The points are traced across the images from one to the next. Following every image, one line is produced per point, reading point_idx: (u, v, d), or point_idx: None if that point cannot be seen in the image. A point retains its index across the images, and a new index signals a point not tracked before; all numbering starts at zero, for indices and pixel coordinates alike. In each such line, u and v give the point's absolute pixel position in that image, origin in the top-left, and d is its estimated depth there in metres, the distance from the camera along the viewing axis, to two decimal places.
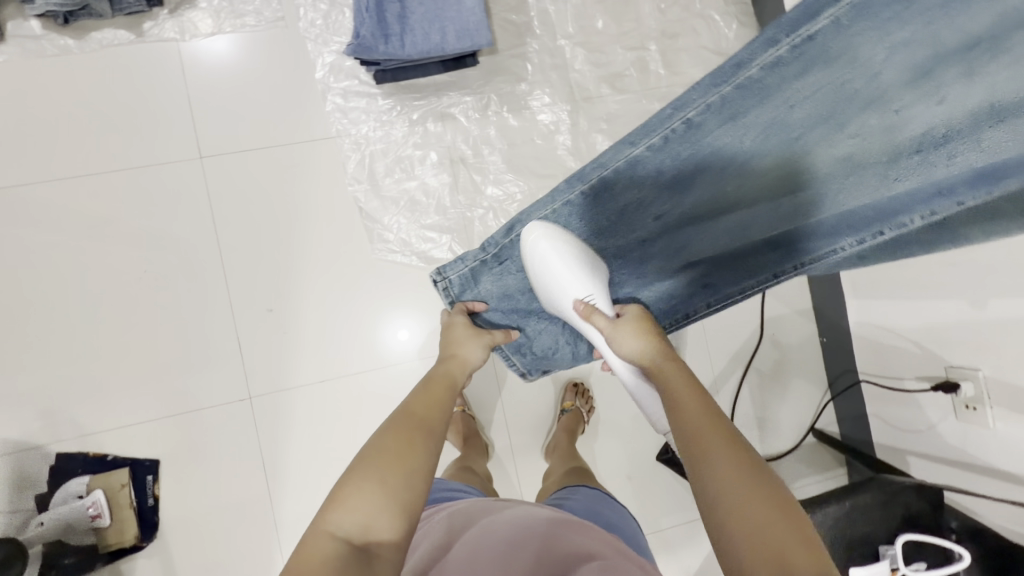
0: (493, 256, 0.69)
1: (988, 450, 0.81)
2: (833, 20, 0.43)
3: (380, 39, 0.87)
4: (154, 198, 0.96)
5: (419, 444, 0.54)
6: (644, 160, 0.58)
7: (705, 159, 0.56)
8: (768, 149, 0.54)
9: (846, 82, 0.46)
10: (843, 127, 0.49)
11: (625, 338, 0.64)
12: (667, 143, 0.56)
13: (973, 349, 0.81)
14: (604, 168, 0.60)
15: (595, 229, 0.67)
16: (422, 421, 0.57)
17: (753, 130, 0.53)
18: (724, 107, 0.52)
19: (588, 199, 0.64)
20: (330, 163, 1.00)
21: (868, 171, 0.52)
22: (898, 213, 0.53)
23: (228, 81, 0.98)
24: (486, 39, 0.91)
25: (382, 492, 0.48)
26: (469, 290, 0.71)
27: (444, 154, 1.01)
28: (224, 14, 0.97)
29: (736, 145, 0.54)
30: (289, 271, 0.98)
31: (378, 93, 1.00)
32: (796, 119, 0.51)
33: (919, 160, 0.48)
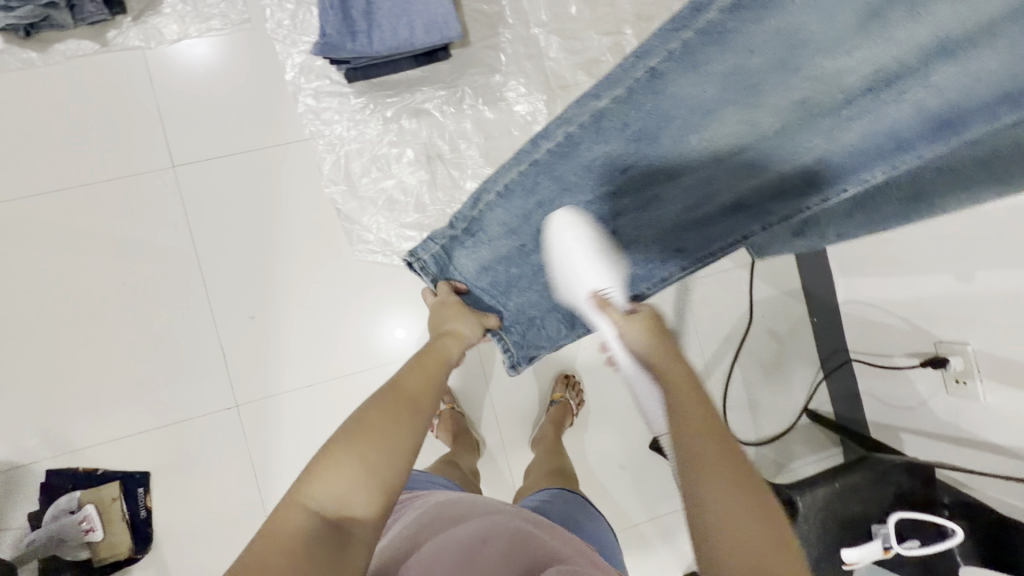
0: (465, 229, 0.63)
1: (979, 424, 0.80)
2: None
3: (346, 37, 0.85)
4: (128, 210, 0.95)
5: (409, 422, 0.52)
6: (610, 114, 0.49)
7: (656, 116, 0.48)
8: (733, 100, 0.46)
9: (802, 24, 0.39)
10: (799, 70, 0.42)
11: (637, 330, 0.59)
12: (631, 95, 0.47)
13: (962, 323, 0.80)
14: (570, 125, 0.52)
15: (567, 189, 0.58)
16: (415, 397, 0.55)
17: (713, 73, 0.44)
18: (686, 55, 0.44)
19: (556, 157, 0.54)
20: (306, 166, 0.99)
21: (827, 115, 0.44)
22: (875, 162, 0.45)
23: (197, 87, 0.97)
24: (456, 31, 0.89)
25: (364, 468, 0.47)
26: (447, 267, 0.67)
27: (420, 151, 1.00)
28: (189, 18, 0.95)
29: (696, 95, 0.46)
30: (271, 276, 0.98)
31: (350, 91, 0.98)
32: (756, 65, 0.43)
33: (871, 103, 0.42)
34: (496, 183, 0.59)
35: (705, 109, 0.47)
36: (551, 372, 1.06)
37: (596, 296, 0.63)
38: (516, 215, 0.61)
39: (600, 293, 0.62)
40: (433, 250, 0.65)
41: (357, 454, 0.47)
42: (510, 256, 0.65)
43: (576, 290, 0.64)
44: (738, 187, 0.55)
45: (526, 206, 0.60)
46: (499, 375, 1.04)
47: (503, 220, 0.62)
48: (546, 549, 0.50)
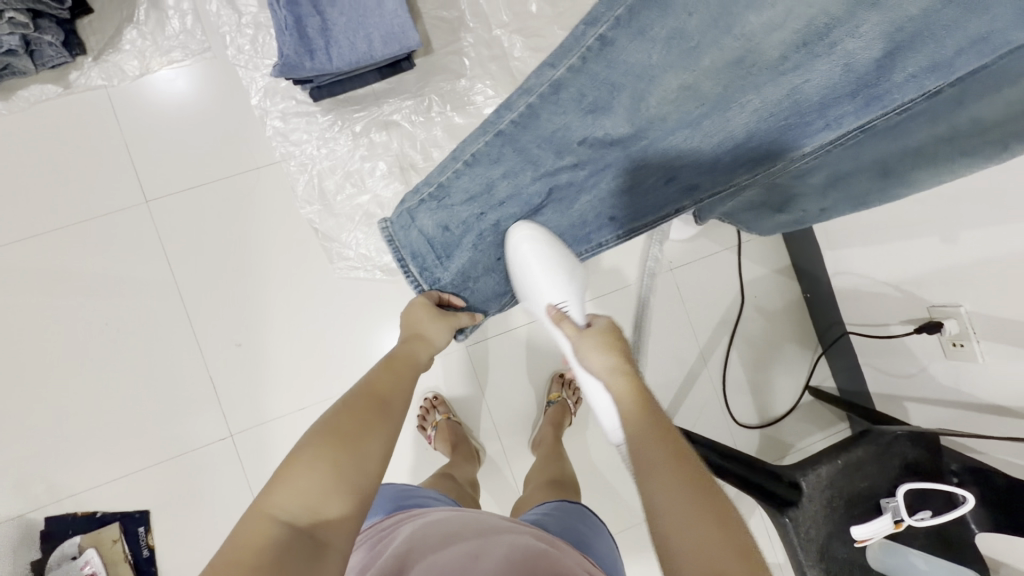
0: (432, 192, 0.62)
1: (980, 387, 0.79)
2: None
3: (305, 56, 0.85)
4: (105, 249, 0.95)
5: (376, 430, 0.52)
6: (565, 83, 0.54)
7: (618, 80, 0.53)
8: (676, 65, 0.51)
9: None
10: (730, 29, 0.48)
11: (591, 350, 0.60)
12: (584, 63, 0.52)
13: (953, 287, 0.78)
14: (529, 95, 0.55)
15: (528, 159, 0.61)
16: (381, 403, 0.55)
17: (661, 42, 0.50)
18: (632, 18, 0.49)
19: (516, 131, 0.58)
20: (279, 189, 0.98)
21: (763, 73, 0.50)
22: (806, 119, 0.55)
23: (163, 120, 0.96)
24: (415, 40, 0.89)
25: (332, 472, 0.47)
26: (410, 231, 0.65)
27: (393, 163, 0.99)
28: (150, 53, 0.96)
29: (643, 64, 0.52)
30: (254, 302, 0.97)
31: (317, 110, 0.97)
32: (694, 27, 0.49)
33: (806, 54, 0.48)
34: (464, 151, 0.60)
35: (642, 75, 0.53)
36: (547, 373, 1.04)
37: (552, 310, 0.65)
38: (481, 183, 0.62)
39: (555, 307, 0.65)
40: (398, 211, 0.64)
41: (323, 458, 0.47)
42: (471, 225, 0.65)
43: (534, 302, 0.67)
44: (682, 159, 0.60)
45: (490, 176, 0.61)
46: (493, 382, 1.03)
47: (467, 188, 0.62)
48: (547, 562, 0.48)
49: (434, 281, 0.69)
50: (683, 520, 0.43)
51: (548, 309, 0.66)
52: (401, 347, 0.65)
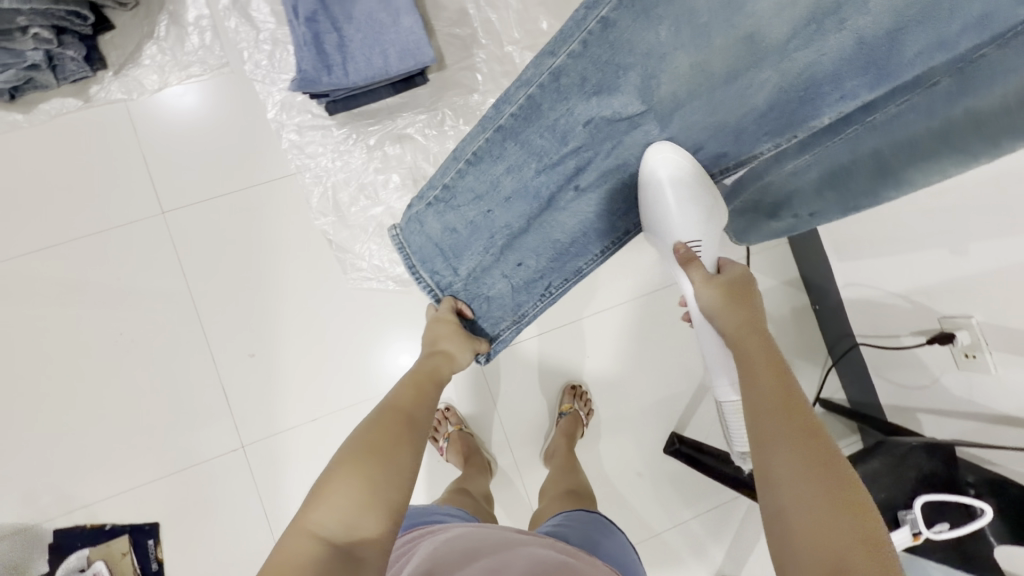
0: (437, 196, 0.65)
1: (994, 398, 0.79)
2: None
3: (322, 71, 0.87)
4: (120, 260, 0.95)
5: (405, 440, 0.53)
6: (567, 69, 0.56)
7: (623, 61, 0.55)
8: (684, 42, 0.54)
9: None
10: (740, 4, 0.51)
11: (703, 283, 0.65)
12: (586, 48, 0.55)
13: (965, 299, 0.79)
14: (529, 86, 0.58)
15: (532, 152, 0.62)
16: (410, 415, 0.57)
17: (670, 20, 0.53)
18: (636, 1, 0.52)
19: (518, 123, 0.60)
20: (293, 201, 0.99)
21: (771, 49, 0.52)
22: (823, 93, 0.54)
23: (180, 133, 0.98)
24: (429, 56, 0.90)
25: (367, 488, 0.47)
26: (420, 236, 0.68)
27: (406, 176, 1.01)
28: (169, 67, 0.97)
29: (650, 41, 0.54)
30: (267, 312, 0.97)
31: (332, 123, 0.99)
32: (703, 7, 0.52)
33: (815, 29, 0.50)
34: (464, 150, 0.62)
35: (650, 55, 0.55)
36: (558, 384, 1.04)
37: (681, 249, 0.68)
38: (486, 181, 0.64)
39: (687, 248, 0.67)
40: (407, 216, 0.67)
41: (358, 471, 0.48)
42: (478, 224, 0.67)
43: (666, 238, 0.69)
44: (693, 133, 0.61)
45: (495, 172, 0.63)
46: (505, 393, 1.03)
47: (473, 186, 0.64)
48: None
49: (445, 287, 0.71)
50: (807, 493, 0.42)
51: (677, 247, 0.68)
52: (424, 362, 0.66)
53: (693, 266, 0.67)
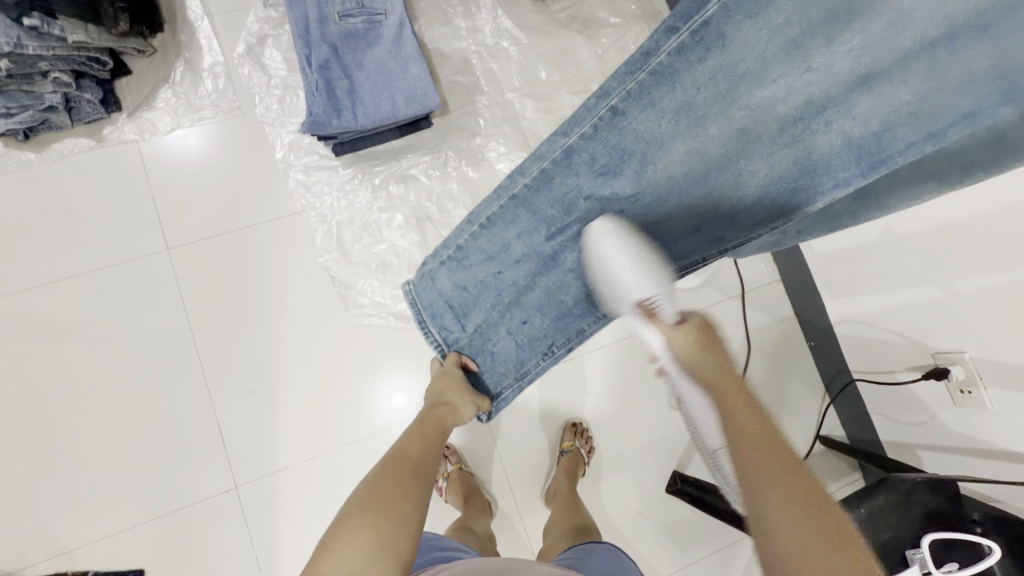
0: (451, 255, 0.68)
1: (994, 433, 0.80)
2: None
3: (332, 115, 0.90)
4: (122, 296, 0.95)
5: (411, 490, 0.53)
6: (579, 150, 0.59)
7: (626, 146, 0.58)
8: (684, 132, 0.57)
9: (740, 59, 0.52)
10: (735, 104, 0.55)
11: (683, 348, 0.64)
12: (597, 131, 0.58)
13: (957, 334, 0.81)
14: (542, 161, 0.60)
15: (542, 218, 0.63)
16: (415, 468, 0.57)
17: (666, 118, 0.56)
18: (642, 93, 0.55)
19: (530, 193, 0.62)
20: (297, 238, 1.01)
21: (764, 141, 0.56)
22: (815, 183, 0.57)
23: (188, 172, 1.00)
24: (435, 101, 0.95)
25: (377, 540, 0.47)
26: (429, 288, 0.71)
27: (409, 214, 1.03)
28: (182, 110, 1.01)
29: (652, 130, 0.57)
30: (267, 348, 0.97)
31: (339, 164, 1.02)
32: (701, 101, 0.55)
33: (804, 127, 0.55)
34: (479, 215, 0.65)
35: (649, 142, 0.58)
36: (559, 422, 1.04)
37: (642, 306, 0.65)
38: (497, 243, 0.66)
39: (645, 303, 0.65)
40: (421, 272, 0.71)
41: (366, 520, 0.48)
42: (487, 283, 0.68)
43: (620, 302, 0.66)
44: (694, 216, 0.62)
45: (506, 236, 0.65)
46: (505, 430, 1.02)
47: (485, 248, 0.66)
48: None
49: (451, 342, 0.72)
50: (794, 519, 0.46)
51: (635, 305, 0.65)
52: (424, 417, 0.68)
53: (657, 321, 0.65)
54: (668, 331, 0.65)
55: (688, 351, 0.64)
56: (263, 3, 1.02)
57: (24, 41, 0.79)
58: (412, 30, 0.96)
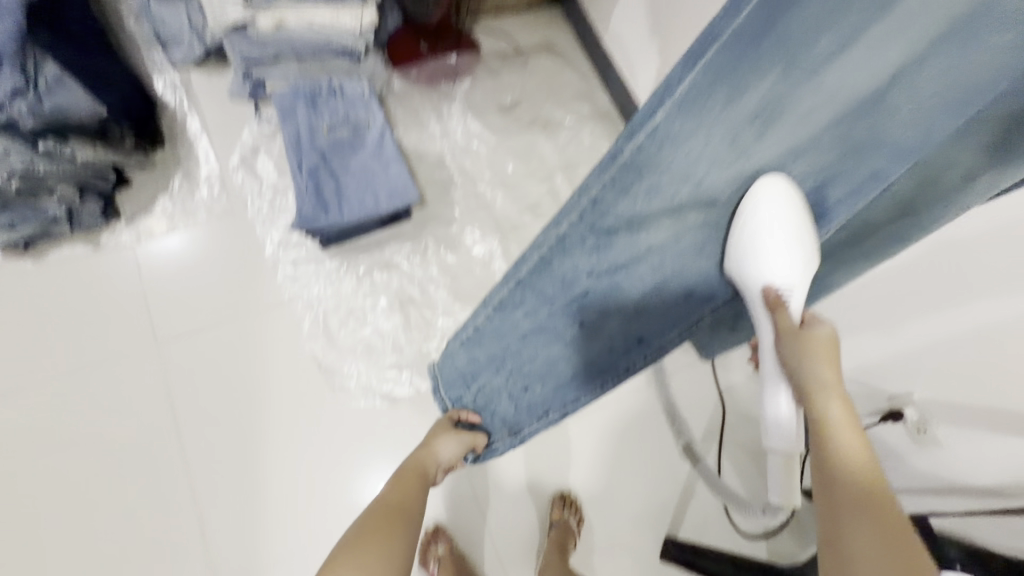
0: (470, 335, 0.71)
1: (956, 466, 0.83)
2: (706, 80, 0.44)
3: (320, 212, 1.00)
4: (110, 395, 0.97)
5: (398, 524, 0.66)
6: (570, 239, 0.57)
7: (612, 228, 0.58)
8: (664, 208, 0.57)
9: (707, 144, 0.51)
10: (704, 179, 0.55)
11: (798, 346, 0.60)
12: (582, 220, 0.55)
13: (906, 376, 0.88)
14: (539, 251, 0.59)
15: (544, 296, 0.65)
16: (402, 507, 0.69)
17: (660, 203, 0.56)
18: (619, 185, 0.52)
19: (530, 279, 0.63)
20: (285, 327, 1.05)
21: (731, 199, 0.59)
22: None
23: (180, 271, 1.05)
24: (414, 195, 1.05)
25: (364, 567, 0.59)
26: (448, 363, 0.78)
27: (393, 298, 1.09)
28: (178, 214, 1.08)
29: (633, 211, 0.56)
30: (253, 439, 0.98)
31: (325, 256, 1.10)
32: (673, 183, 0.54)
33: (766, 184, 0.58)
34: (491, 301, 0.66)
35: (638, 226, 0.58)
36: (548, 494, 1.04)
37: (772, 291, 0.63)
38: (508, 323, 0.69)
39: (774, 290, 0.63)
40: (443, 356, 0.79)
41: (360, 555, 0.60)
42: (499, 355, 0.73)
43: (752, 279, 0.64)
44: (682, 275, 0.69)
45: (515, 316, 0.68)
46: (495, 506, 1.02)
47: (498, 328, 0.70)
48: None
49: (457, 402, 0.81)
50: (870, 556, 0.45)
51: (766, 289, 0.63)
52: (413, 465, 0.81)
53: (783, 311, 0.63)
54: (787, 329, 0.62)
55: (801, 350, 0.60)
56: (257, 120, 1.15)
57: (36, 162, 0.89)
58: (392, 136, 1.08)
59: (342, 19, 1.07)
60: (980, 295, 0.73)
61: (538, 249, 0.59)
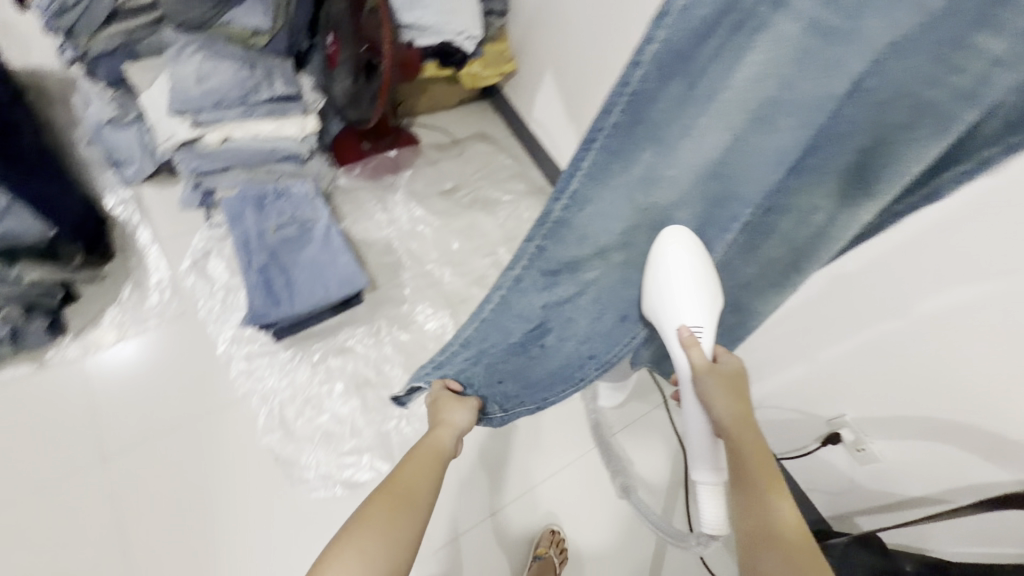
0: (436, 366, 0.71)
1: (900, 480, 0.89)
2: (599, 158, 0.55)
3: (271, 306, 1.04)
4: (50, 520, 0.92)
5: (393, 535, 0.55)
6: (524, 276, 0.67)
7: (556, 270, 0.67)
8: (594, 255, 0.67)
9: (612, 209, 0.61)
10: (619, 236, 0.65)
11: (710, 384, 0.66)
12: (531, 262, 0.66)
13: (832, 399, 0.95)
14: (500, 289, 0.69)
15: (507, 330, 0.73)
16: (405, 503, 0.58)
17: (590, 246, 0.65)
18: (554, 233, 0.63)
19: (495, 314, 0.71)
20: (239, 424, 1.04)
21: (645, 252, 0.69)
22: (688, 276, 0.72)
23: (129, 379, 1.05)
24: (363, 280, 1.10)
25: (362, 560, 0.52)
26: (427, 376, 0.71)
27: (349, 382, 1.11)
28: (128, 323, 1.10)
29: (569, 258, 0.66)
30: (208, 547, 0.94)
31: (279, 348, 1.12)
32: (596, 236, 0.64)
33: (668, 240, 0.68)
34: (459, 336, 0.71)
35: (577, 266, 0.68)
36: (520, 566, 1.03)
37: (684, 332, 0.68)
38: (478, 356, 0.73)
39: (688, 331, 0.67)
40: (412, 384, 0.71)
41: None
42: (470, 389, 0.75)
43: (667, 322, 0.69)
44: (620, 303, 0.75)
45: (483, 351, 0.73)
46: None
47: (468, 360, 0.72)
48: None
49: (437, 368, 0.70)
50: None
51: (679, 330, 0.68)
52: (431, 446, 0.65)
53: (695, 350, 0.67)
54: (700, 367, 0.67)
55: (719, 389, 0.66)
56: (207, 226, 1.21)
57: None
58: (337, 228, 1.14)
59: (285, 130, 1.18)
60: (866, 323, 0.83)
61: (499, 285, 0.68)
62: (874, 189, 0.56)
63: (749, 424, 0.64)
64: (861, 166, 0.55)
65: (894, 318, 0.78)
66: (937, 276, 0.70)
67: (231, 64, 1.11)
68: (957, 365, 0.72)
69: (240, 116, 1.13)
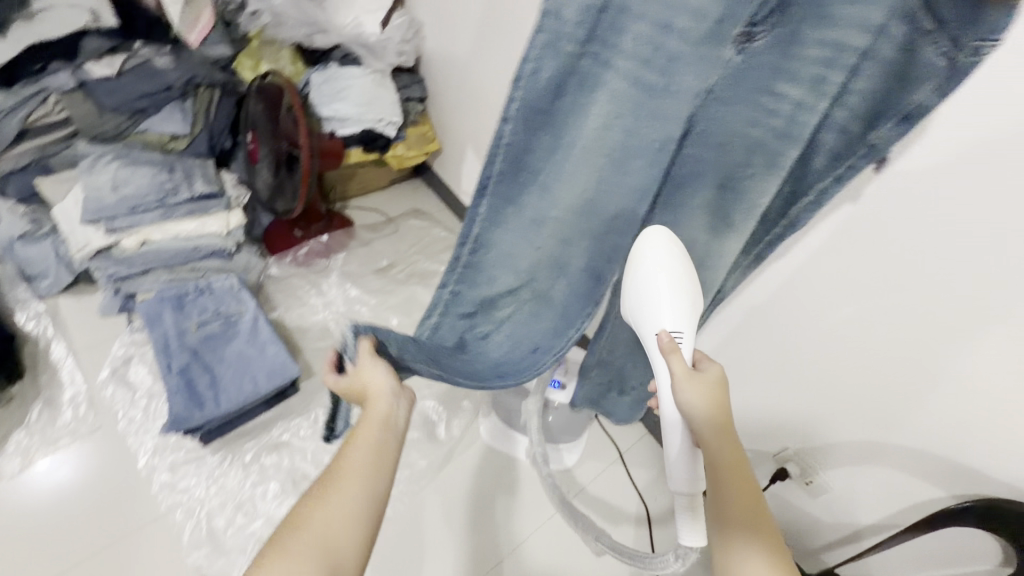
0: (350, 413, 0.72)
1: (852, 508, 0.88)
2: (489, 206, 0.58)
3: (195, 409, 0.99)
4: None
5: (307, 574, 0.44)
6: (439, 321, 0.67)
7: (472, 307, 0.66)
8: (503, 292, 0.66)
9: (511, 251, 0.62)
10: (525, 275, 0.65)
11: (690, 394, 0.57)
12: (449, 301, 0.65)
13: (773, 434, 0.95)
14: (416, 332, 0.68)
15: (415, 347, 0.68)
16: (332, 527, 0.47)
17: (500, 286, 0.65)
18: (465, 276, 0.64)
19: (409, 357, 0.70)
20: (162, 544, 0.95)
21: (554, 287, 0.67)
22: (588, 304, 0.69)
23: (33, 511, 0.95)
24: (294, 368, 1.07)
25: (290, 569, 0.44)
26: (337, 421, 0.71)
27: (285, 480, 1.04)
28: (36, 447, 1.01)
29: (480, 292, 0.65)
30: None
31: (206, 452, 1.05)
32: (504, 275, 0.64)
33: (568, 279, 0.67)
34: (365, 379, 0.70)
35: (489, 306, 0.67)
36: None
37: (664, 336, 0.60)
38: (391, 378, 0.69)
39: (668, 335, 0.60)
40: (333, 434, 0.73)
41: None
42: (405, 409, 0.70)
43: (647, 325, 0.62)
44: (535, 333, 0.71)
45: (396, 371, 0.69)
46: None
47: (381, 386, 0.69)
48: None
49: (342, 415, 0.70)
50: None
51: (660, 334, 0.60)
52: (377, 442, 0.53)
53: (676, 356, 0.59)
54: (679, 375, 0.58)
55: (698, 397, 0.57)
56: (128, 331, 1.17)
57: None
58: (265, 319, 1.12)
59: (207, 227, 1.18)
60: (790, 349, 0.84)
61: (438, 294, 0.65)
62: (739, 224, 0.58)
63: (734, 448, 0.56)
64: (719, 205, 0.57)
65: (809, 341, 0.81)
66: (838, 294, 0.73)
67: (148, 169, 1.13)
68: (870, 379, 0.75)
69: (159, 218, 1.14)
